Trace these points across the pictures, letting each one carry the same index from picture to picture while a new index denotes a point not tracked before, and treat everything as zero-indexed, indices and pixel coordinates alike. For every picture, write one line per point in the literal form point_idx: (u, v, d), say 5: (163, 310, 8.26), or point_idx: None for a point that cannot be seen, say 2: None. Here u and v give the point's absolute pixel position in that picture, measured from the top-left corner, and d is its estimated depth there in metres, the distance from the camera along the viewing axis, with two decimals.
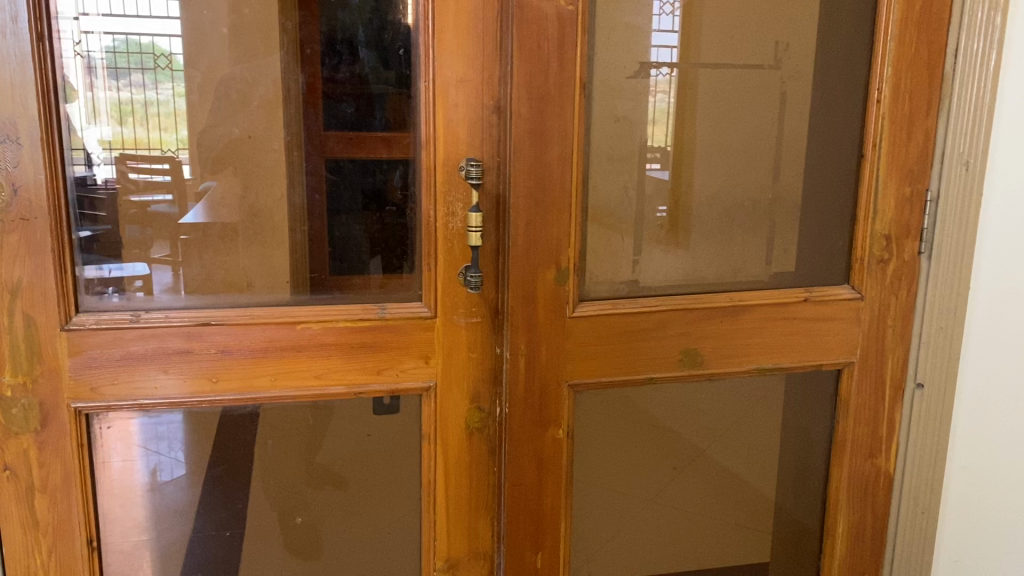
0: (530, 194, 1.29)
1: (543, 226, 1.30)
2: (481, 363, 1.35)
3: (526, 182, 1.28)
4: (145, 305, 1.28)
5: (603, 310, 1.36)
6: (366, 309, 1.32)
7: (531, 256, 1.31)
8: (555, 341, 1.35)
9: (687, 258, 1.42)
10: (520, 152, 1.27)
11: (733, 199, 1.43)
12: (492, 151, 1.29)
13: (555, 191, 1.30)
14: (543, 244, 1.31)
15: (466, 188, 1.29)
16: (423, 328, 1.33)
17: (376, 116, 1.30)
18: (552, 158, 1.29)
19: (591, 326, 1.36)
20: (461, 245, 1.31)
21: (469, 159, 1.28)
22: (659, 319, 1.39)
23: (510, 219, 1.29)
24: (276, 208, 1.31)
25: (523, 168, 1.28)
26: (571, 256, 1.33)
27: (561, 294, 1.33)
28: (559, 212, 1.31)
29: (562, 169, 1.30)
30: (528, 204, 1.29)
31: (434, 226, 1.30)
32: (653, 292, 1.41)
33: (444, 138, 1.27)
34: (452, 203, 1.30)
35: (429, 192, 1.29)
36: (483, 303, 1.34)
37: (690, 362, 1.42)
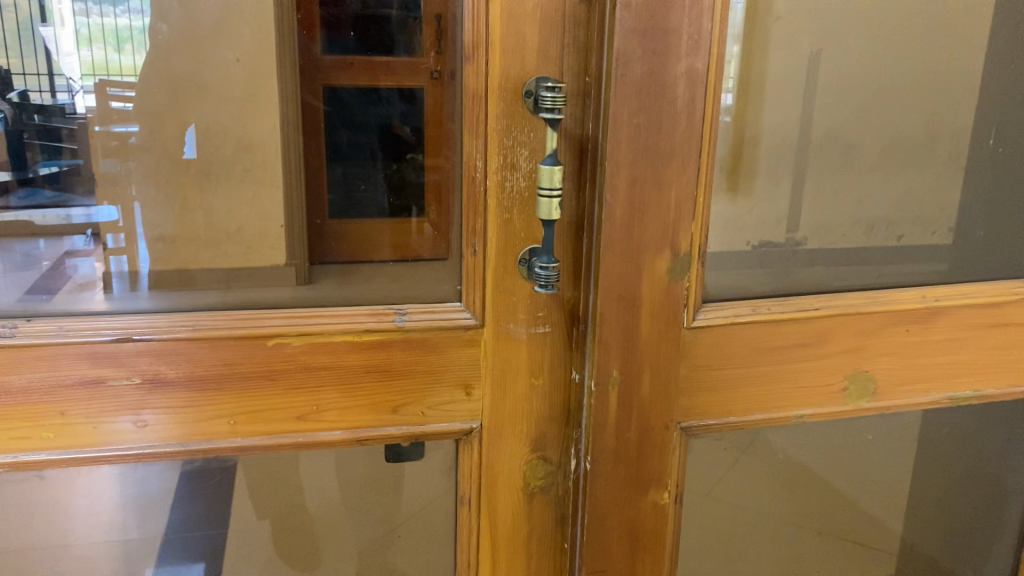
0: (637, 134, 0.81)
1: (656, 187, 0.83)
2: (549, 393, 0.90)
3: (633, 117, 0.80)
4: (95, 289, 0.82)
5: (739, 316, 0.89)
6: (375, 313, 0.85)
7: (635, 233, 0.84)
8: (665, 363, 0.88)
9: (848, 234, 0.97)
10: (627, 66, 0.79)
11: (912, 147, 0.97)
12: (576, 66, 0.82)
13: (679, 130, 0.82)
14: (654, 216, 0.84)
15: (535, 124, 0.82)
16: (463, 343, 0.87)
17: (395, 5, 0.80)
18: (676, 75, 0.80)
19: (717, 341, 0.89)
20: (526, 217, 0.84)
21: (542, 79, 0.80)
22: (819, 327, 0.92)
23: (605, 176, 0.82)
24: (271, 141, 0.81)
25: (629, 92, 0.79)
26: (695, 235, 0.86)
27: (677, 294, 0.87)
28: (682, 166, 0.83)
29: (691, 94, 0.81)
30: (634, 151, 0.81)
31: (482, 188, 0.83)
32: (803, 287, 0.95)
33: (504, 43, 0.79)
34: (513, 150, 0.82)
35: (475, 134, 0.82)
36: (555, 304, 0.88)
37: (858, 392, 0.96)
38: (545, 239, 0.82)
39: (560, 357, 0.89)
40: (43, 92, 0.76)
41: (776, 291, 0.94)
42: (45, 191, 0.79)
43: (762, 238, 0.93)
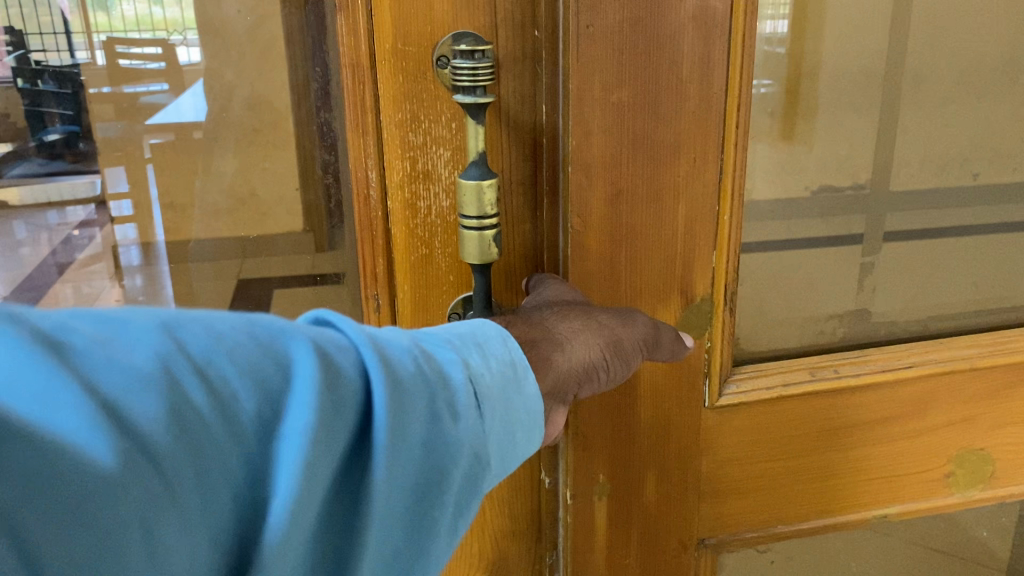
0: (615, 124, 0.50)
1: (652, 203, 0.53)
2: (507, 502, 0.60)
3: (608, 96, 0.49)
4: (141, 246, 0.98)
5: (792, 382, 0.61)
6: None
7: (619, 276, 0.54)
8: (677, 456, 0.60)
9: (959, 256, 0.66)
10: (594, 12, 0.47)
11: None
12: (516, 16, 0.50)
13: (686, 114, 0.51)
14: (650, 249, 0.54)
15: (456, 111, 0.51)
16: None
17: None
18: (679, 23, 0.49)
19: (756, 423, 0.60)
20: (454, 253, 0.55)
21: (459, 41, 0.49)
22: (908, 394, 0.62)
23: (569, 195, 0.51)
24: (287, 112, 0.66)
25: (600, 57, 0.48)
26: (718, 274, 0.56)
27: (689, 361, 0.57)
28: (693, 166, 0.52)
29: (703, 55, 0.50)
30: (614, 153, 0.51)
31: (381, 214, 0.53)
32: (886, 338, 0.66)
33: None
34: (426, 152, 0.52)
35: (361, 134, 0.51)
36: None
37: (969, 477, 0.67)
38: (476, 293, 0.52)
39: None
40: None
41: (847, 340, 0.65)
42: None
43: (827, 186, 0.60)
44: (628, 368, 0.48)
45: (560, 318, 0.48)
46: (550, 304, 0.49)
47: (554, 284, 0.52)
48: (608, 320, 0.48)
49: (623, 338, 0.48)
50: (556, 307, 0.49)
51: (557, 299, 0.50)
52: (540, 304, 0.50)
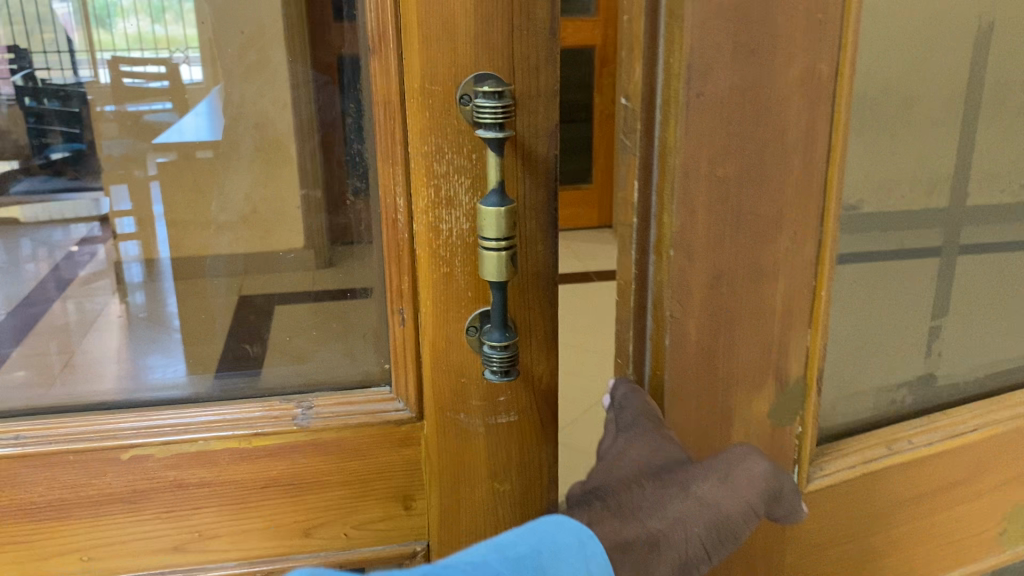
0: (718, 193, 0.54)
1: (752, 277, 0.57)
2: (519, 502, 0.66)
3: (721, 173, 0.54)
4: (107, 280, 0.74)
5: (886, 462, 0.67)
6: (268, 411, 0.62)
7: (721, 351, 0.58)
8: (776, 540, 0.64)
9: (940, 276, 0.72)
10: (704, 82, 0.51)
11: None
12: (530, 58, 0.55)
13: (788, 187, 0.56)
14: (748, 319, 0.58)
15: (477, 144, 0.56)
16: (395, 443, 0.64)
17: None
18: (786, 94, 0.53)
19: (841, 502, 0.66)
20: (472, 272, 0.59)
21: (480, 81, 0.55)
22: (973, 452, 0.71)
23: (677, 273, 0.55)
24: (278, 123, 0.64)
25: (710, 128, 0.52)
26: (813, 350, 0.61)
27: (781, 433, 0.62)
28: (790, 239, 0.57)
29: (805, 125, 0.55)
30: (717, 235, 0.55)
31: (405, 234, 0.59)
32: (945, 402, 0.75)
33: (423, 27, 0.54)
34: (449, 180, 0.57)
35: (389, 164, 0.57)
36: (522, 385, 0.63)
37: (1016, 536, 0.77)
38: (493, 309, 0.57)
39: (529, 455, 0.65)
40: (63, 72, 0.73)
41: (912, 406, 0.74)
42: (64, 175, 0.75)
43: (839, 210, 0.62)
44: (735, 542, 0.50)
45: (656, 500, 0.49)
46: (642, 479, 0.51)
47: (641, 447, 0.54)
48: (712, 494, 0.50)
49: (727, 515, 0.49)
50: (649, 485, 0.51)
51: (647, 466, 0.53)
52: (635, 476, 0.52)
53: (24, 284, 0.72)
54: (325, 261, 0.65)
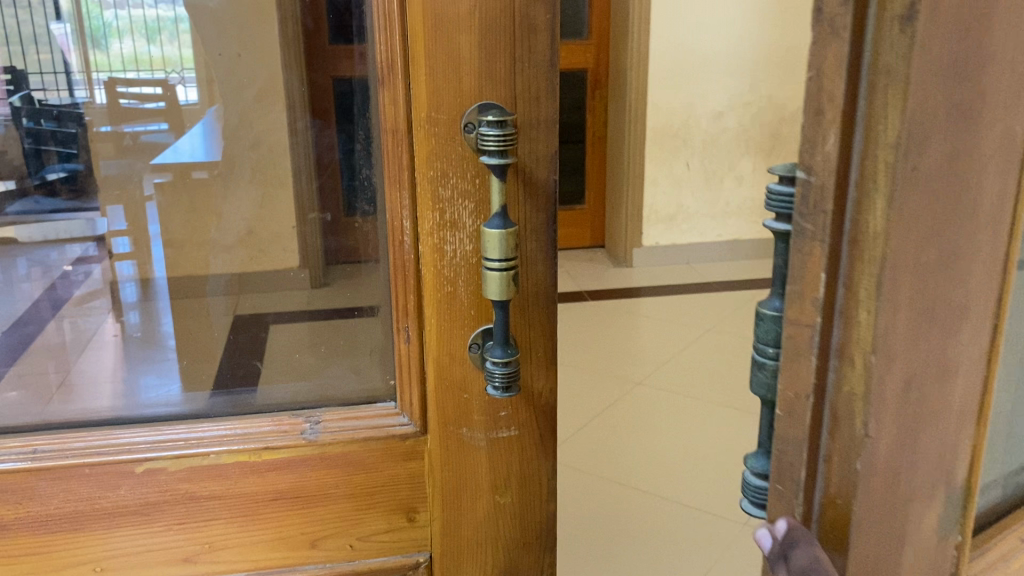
0: (925, 296, 0.33)
1: (939, 434, 0.37)
2: (520, 514, 0.68)
3: (920, 283, 0.33)
4: (104, 299, 0.74)
5: None
6: (277, 426, 0.65)
7: (902, 492, 0.37)
8: None
9: None
10: (921, 150, 0.31)
11: None
12: (532, 88, 0.58)
13: (985, 292, 0.35)
14: (932, 493, 0.37)
15: (481, 170, 0.59)
16: (401, 458, 0.66)
17: (353, 23, 0.59)
18: (989, 150, 0.33)
19: None
20: (475, 291, 0.62)
21: (484, 109, 0.58)
22: None
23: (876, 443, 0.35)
24: (280, 153, 0.68)
25: (919, 215, 0.32)
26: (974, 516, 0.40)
27: None
28: (978, 362, 0.36)
29: (1000, 192, 0.34)
30: (914, 374, 0.34)
31: (411, 255, 0.61)
32: None
33: (430, 59, 0.57)
34: (453, 204, 0.60)
35: (398, 189, 0.60)
36: (522, 401, 0.65)
37: None
38: (496, 326, 0.60)
39: (529, 468, 0.67)
40: (58, 92, 0.72)
41: None
42: (60, 197, 0.74)
43: None
44: None
45: None
46: None
47: None
48: None
49: None
50: None
51: None
52: None
53: (18, 304, 0.72)
54: (320, 279, 0.68)
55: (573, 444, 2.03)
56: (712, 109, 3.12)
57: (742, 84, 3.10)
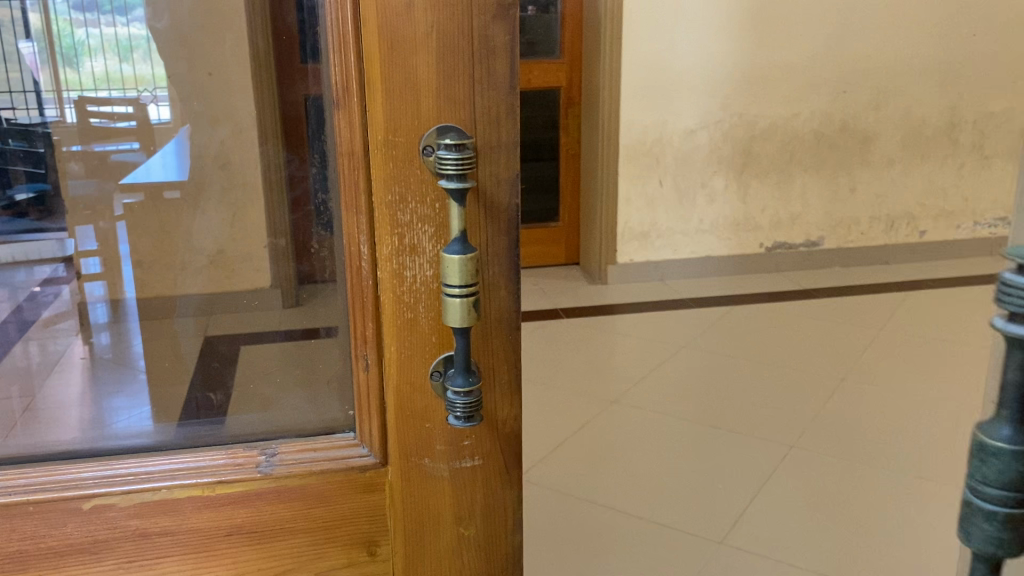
0: None
1: None
2: (485, 547, 0.66)
3: None
4: (70, 319, 0.94)
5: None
6: (232, 458, 0.62)
7: None
8: None
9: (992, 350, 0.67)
10: None
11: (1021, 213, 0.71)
12: (493, 110, 0.57)
13: None
14: None
15: (440, 194, 0.58)
16: (360, 491, 0.64)
17: (310, 49, 0.58)
18: None
19: None
20: (436, 318, 0.60)
21: (443, 132, 0.56)
22: None
23: None
24: (252, 185, 0.74)
25: None
26: None
27: None
28: None
29: None
30: None
31: (370, 281, 0.59)
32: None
33: (387, 81, 0.55)
34: (413, 228, 0.58)
35: (355, 214, 0.59)
36: (486, 430, 0.63)
37: None
38: (456, 355, 0.58)
39: (493, 499, 0.65)
40: None
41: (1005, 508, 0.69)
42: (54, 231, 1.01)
43: None
44: None
45: None
46: None
47: None
48: None
49: None
50: None
51: None
52: None
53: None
54: (291, 301, 0.67)
55: (548, 463, 2.01)
56: (685, 127, 3.13)
57: (714, 102, 3.12)
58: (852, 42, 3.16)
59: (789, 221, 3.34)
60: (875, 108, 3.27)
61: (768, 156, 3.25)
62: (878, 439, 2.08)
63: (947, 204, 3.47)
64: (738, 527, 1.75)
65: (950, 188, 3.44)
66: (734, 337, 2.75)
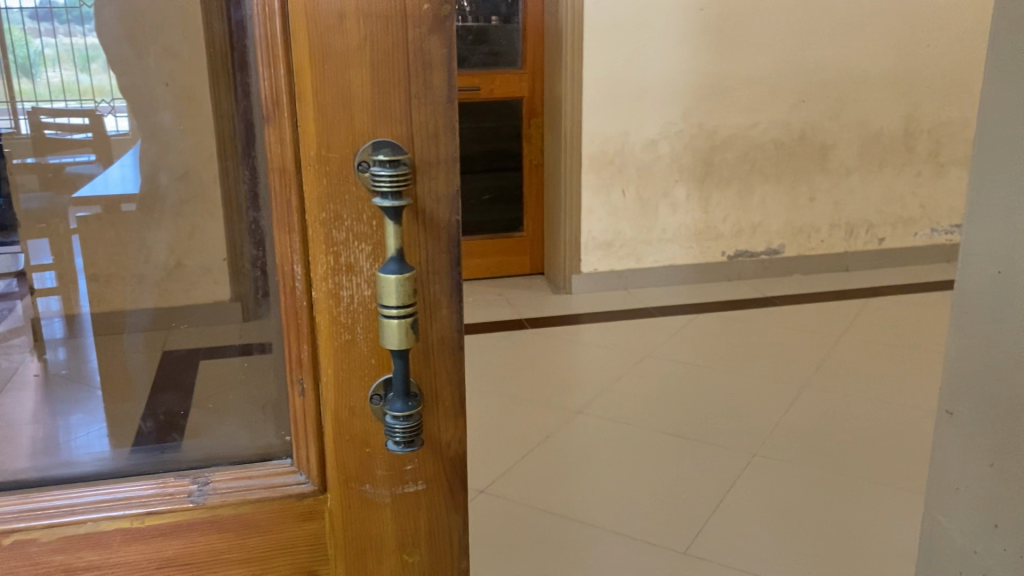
0: None
1: None
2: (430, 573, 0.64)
3: None
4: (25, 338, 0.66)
5: None
6: (162, 488, 0.60)
7: None
8: None
9: None
10: None
11: None
12: (430, 125, 0.55)
13: None
14: None
15: (376, 212, 0.56)
16: (297, 518, 0.62)
17: (240, 59, 0.55)
18: None
19: None
20: (375, 339, 0.58)
21: (378, 147, 0.54)
22: None
23: None
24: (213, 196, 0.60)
25: None
26: None
27: None
28: None
29: None
30: None
31: (305, 302, 0.57)
32: None
33: (319, 95, 0.54)
34: (349, 247, 0.56)
35: (288, 233, 0.56)
36: (430, 454, 0.61)
37: None
38: (394, 378, 0.56)
39: (438, 524, 0.63)
40: None
41: None
42: None
43: None
44: None
45: None
46: None
47: None
48: None
49: None
50: None
51: None
52: None
53: None
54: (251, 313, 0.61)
55: (511, 476, 1.99)
56: (646, 137, 3.14)
57: (674, 111, 3.13)
58: (810, 52, 3.20)
59: (751, 230, 3.36)
60: (834, 117, 3.31)
61: (729, 165, 3.27)
62: (838, 447, 2.09)
63: (904, 211, 3.51)
64: (701, 537, 1.74)
65: (908, 195, 3.49)
66: (697, 345, 2.75)
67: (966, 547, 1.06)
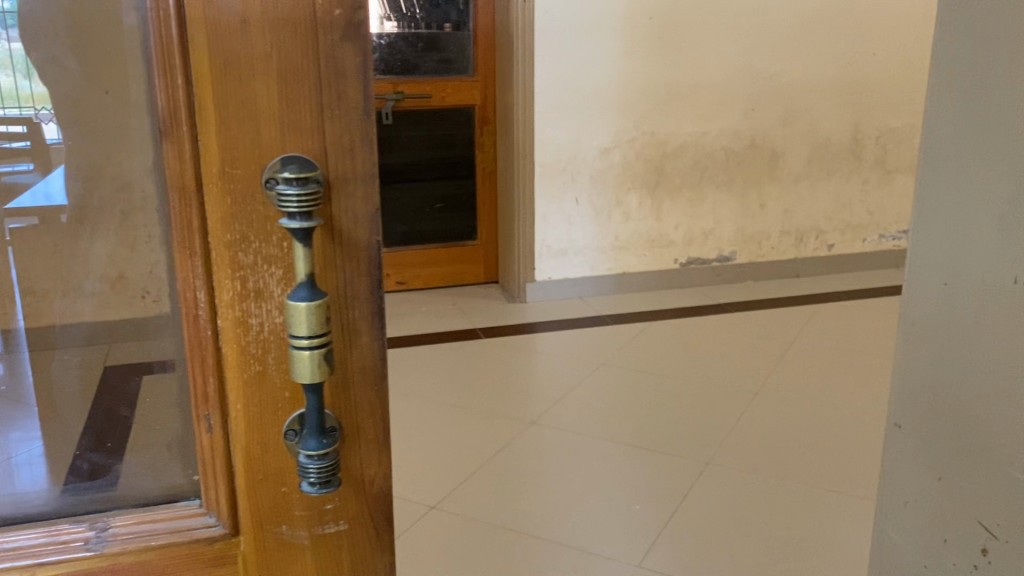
0: None
1: None
2: None
3: None
4: None
5: None
6: (54, 536, 0.55)
7: None
8: None
9: None
10: None
11: None
12: (344, 139, 0.51)
13: None
14: None
15: (285, 233, 0.51)
16: (205, 564, 0.57)
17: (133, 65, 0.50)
18: None
19: None
20: (288, 370, 0.54)
21: (286, 163, 0.50)
22: None
23: None
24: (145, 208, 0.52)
25: None
26: None
27: None
28: None
29: None
30: None
31: (210, 330, 0.53)
32: None
33: (220, 106, 0.49)
34: (257, 271, 0.52)
35: (189, 256, 0.52)
36: (351, 491, 0.57)
37: None
38: (307, 414, 0.52)
39: (362, 566, 0.59)
40: None
41: None
42: None
43: None
44: None
45: None
46: None
47: None
48: None
49: None
50: None
51: None
52: None
53: None
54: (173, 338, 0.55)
55: (463, 490, 1.94)
56: (598, 145, 3.13)
57: (625, 120, 3.12)
58: (759, 61, 3.21)
59: (702, 237, 3.37)
60: (783, 125, 3.33)
61: (681, 172, 3.27)
62: (788, 455, 2.09)
63: (853, 217, 3.55)
64: (654, 548, 1.72)
65: (856, 202, 3.53)
66: (650, 354, 2.74)
67: (916, 562, 1.04)
